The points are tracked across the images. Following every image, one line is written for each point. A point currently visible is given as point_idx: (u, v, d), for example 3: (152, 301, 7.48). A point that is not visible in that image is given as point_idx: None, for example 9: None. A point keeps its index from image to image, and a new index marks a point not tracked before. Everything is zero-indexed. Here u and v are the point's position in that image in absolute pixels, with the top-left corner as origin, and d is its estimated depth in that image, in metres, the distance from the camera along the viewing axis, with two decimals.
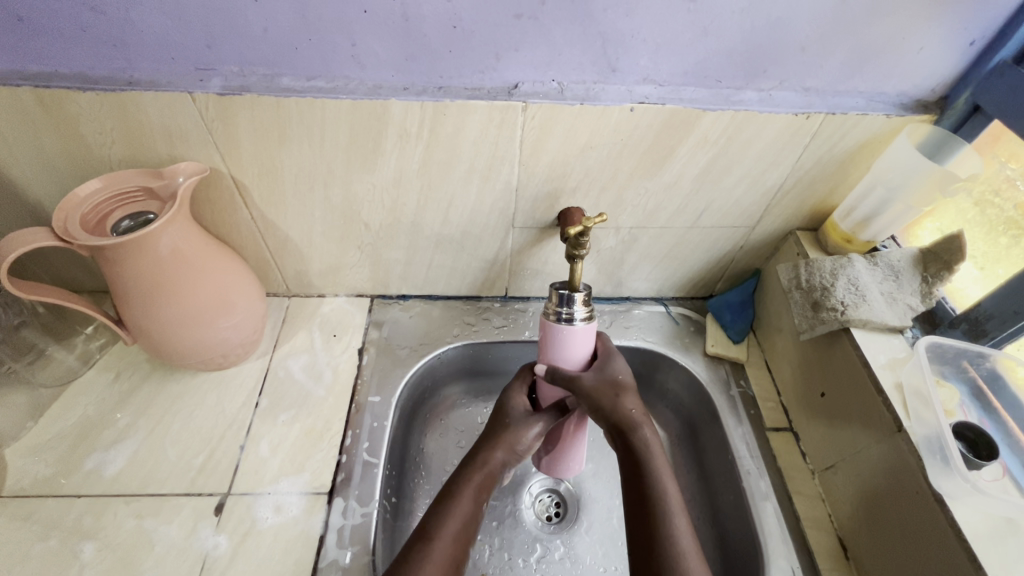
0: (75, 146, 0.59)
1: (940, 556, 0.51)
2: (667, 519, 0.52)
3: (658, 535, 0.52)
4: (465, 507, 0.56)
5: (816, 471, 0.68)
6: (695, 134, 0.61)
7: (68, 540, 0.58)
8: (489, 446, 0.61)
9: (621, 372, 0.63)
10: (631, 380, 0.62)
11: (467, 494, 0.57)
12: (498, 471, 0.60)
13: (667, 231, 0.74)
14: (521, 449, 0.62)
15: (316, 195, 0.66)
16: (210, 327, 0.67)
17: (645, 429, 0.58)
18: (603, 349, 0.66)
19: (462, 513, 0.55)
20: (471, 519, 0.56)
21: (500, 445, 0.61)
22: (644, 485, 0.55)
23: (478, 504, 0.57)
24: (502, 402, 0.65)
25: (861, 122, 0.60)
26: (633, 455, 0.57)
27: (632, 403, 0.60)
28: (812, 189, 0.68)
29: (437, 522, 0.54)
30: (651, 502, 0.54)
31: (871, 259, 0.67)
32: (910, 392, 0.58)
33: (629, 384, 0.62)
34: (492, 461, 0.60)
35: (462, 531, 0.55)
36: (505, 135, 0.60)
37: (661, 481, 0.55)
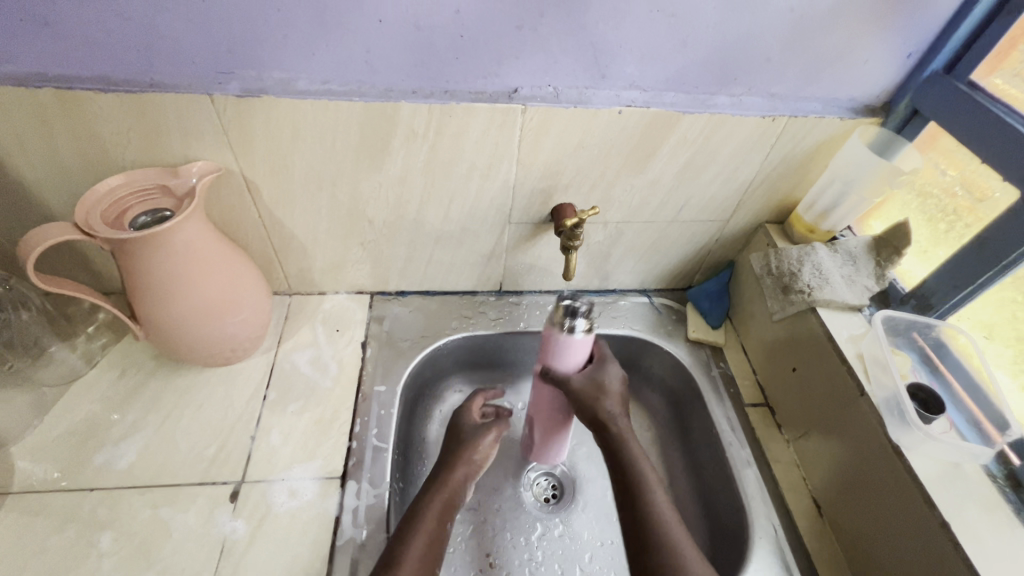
0: (89, 146, 0.60)
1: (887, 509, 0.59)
2: (649, 494, 0.60)
3: (643, 517, 0.58)
4: (432, 523, 0.60)
5: (791, 440, 0.74)
6: (675, 135, 0.67)
7: (85, 531, 0.59)
8: (452, 465, 0.66)
9: (610, 378, 0.67)
10: (617, 386, 0.66)
11: (435, 509, 0.61)
12: (459, 488, 0.65)
13: (650, 225, 0.80)
14: (480, 464, 0.68)
15: (324, 192, 0.69)
16: (220, 321, 0.69)
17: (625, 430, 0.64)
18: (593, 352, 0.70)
19: (428, 531, 0.59)
20: (440, 535, 0.60)
21: (460, 462, 0.67)
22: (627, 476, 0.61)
23: (445, 522, 0.61)
24: (455, 422, 0.72)
25: (820, 124, 0.68)
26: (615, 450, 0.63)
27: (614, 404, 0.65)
28: (779, 184, 0.76)
29: (404, 542, 0.57)
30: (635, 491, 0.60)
31: (832, 246, 0.75)
32: (870, 359, 0.65)
33: (615, 389, 0.66)
34: (454, 477, 0.65)
35: (429, 549, 0.58)
36: (505, 135, 0.65)
37: (642, 472, 0.61)
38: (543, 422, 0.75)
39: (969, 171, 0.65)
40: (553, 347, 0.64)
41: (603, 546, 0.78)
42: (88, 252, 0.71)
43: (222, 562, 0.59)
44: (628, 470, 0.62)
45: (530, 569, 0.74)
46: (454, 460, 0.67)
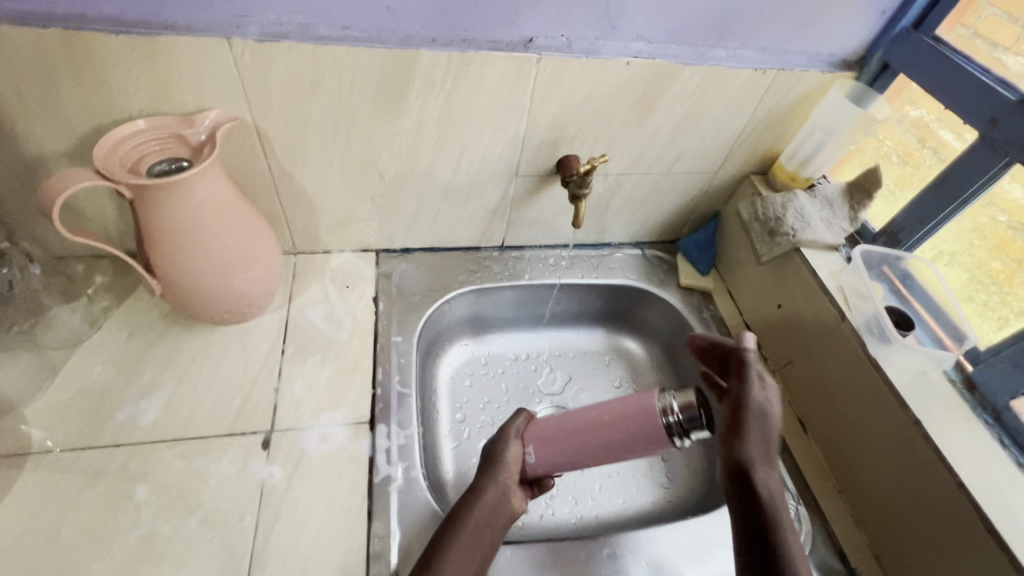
0: (95, 93, 0.58)
1: (927, 491, 0.60)
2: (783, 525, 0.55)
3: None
4: (466, 539, 0.57)
5: (776, 370, 0.82)
6: (676, 86, 0.72)
7: (117, 484, 0.59)
8: (482, 483, 0.62)
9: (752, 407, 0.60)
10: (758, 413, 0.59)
11: (467, 527, 0.58)
12: (495, 507, 0.61)
13: (647, 178, 0.85)
14: (511, 484, 0.63)
15: (337, 144, 0.69)
16: (237, 276, 0.69)
17: (762, 478, 0.57)
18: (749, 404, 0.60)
19: (460, 552, 0.56)
20: (480, 552, 0.57)
21: (487, 477, 0.62)
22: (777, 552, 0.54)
23: (479, 537, 0.58)
24: (495, 445, 0.66)
25: (803, 77, 0.74)
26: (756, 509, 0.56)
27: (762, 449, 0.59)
28: (763, 136, 0.82)
29: (441, 555, 0.55)
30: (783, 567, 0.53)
31: (812, 193, 0.82)
32: (850, 290, 0.73)
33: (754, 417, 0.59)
34: (488, 494, 0.61)
35: (467, 566, 0.55)
36: (519, 85, 0.67)
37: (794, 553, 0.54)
38: (550, 462, 0.65)
39: (905, 140, 0.77)
40: (645, 425, 0.59)
41: (611, 478, 0.83)
42: (84, 210, 0.68)
43: (263, 505, 0.60)
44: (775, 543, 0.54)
45: (546, 501, 0.79)
46: (484, 476, 0.63)
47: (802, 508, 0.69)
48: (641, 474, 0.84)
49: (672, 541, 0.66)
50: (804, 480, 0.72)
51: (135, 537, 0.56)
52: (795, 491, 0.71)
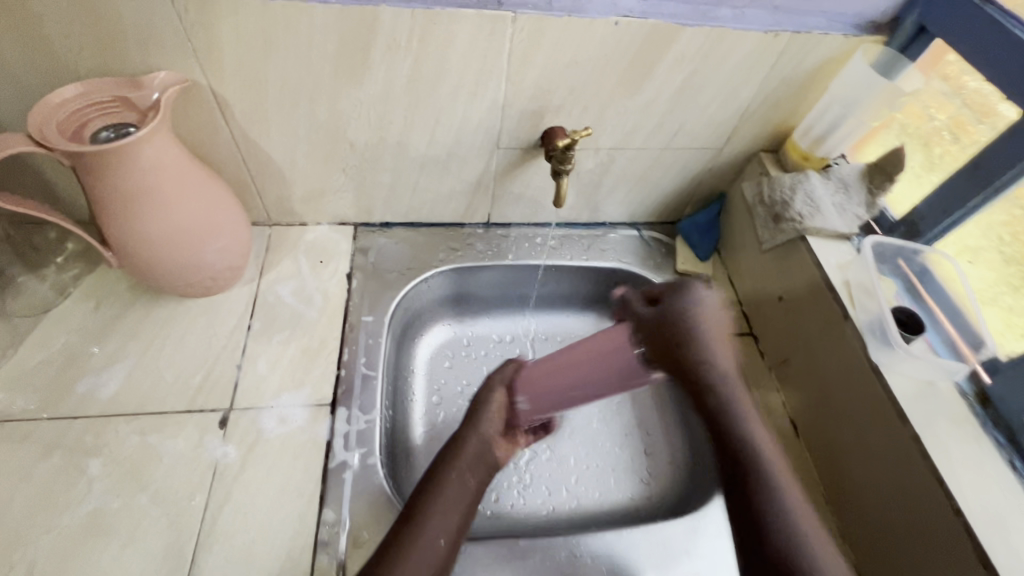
0: (37, 51, 0.55)
1: (910, 497, 0.56)
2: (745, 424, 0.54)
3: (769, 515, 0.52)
4: (452, 493, 0.58)
5: (773, 367, 0.76)
6: (674, 50, 0.64)
7: (73, 457, 0.59)
8: (464, 433, 0.64)
9: (696, 305, 0.52)
10: (694, 309, 0.52)
11: (454, 485, 0.59)
12: (478, 454, 0.63)
13: (643, 153, 0.78)
14: (492, 434, 0.64)
15: (300, 110, 0.65)
16: (197, 250, 0.66)
17: (721, 386, 0.54)
18: (682, 319, 0.52)
19: (450, 500, 0.57)
20: (466, 507, 0.58)
21: (471, 429, 0.64)
22: (750, 463, 0.54)
23: (464, 493, 0.59)
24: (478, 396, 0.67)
25: (822, 43, 0.65)
26: (717, 411, 0.55)
27: (720, 358, 0.53)
28: (776, 109, 0.74)
29: (423, 512, 0.55)
30: (755, 484, 0.53)
31: (825, 175, 0.74)
32: (857, 287, 0.66)
33: (698, 311, 0.52)
34: (469, 446, 0.62)
35: (452, 521, 0.56)
36: (494, 47, 0.61)
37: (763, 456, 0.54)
38: (544, 406, 0.67)
39: (958, 114, 0.66)
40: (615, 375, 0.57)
41: (588, 469, 0.79)
42: (47, 175, 0.67)
43: (215, 484, 0.59)
44: (744, 455, 0.54)
45: (518, 491, 0.76)
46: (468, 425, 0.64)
47: None
48: (621, 467, 0.80)
49: (635, 547, 0.63)
50: None
51: (86, 511, 0.56)
52: None
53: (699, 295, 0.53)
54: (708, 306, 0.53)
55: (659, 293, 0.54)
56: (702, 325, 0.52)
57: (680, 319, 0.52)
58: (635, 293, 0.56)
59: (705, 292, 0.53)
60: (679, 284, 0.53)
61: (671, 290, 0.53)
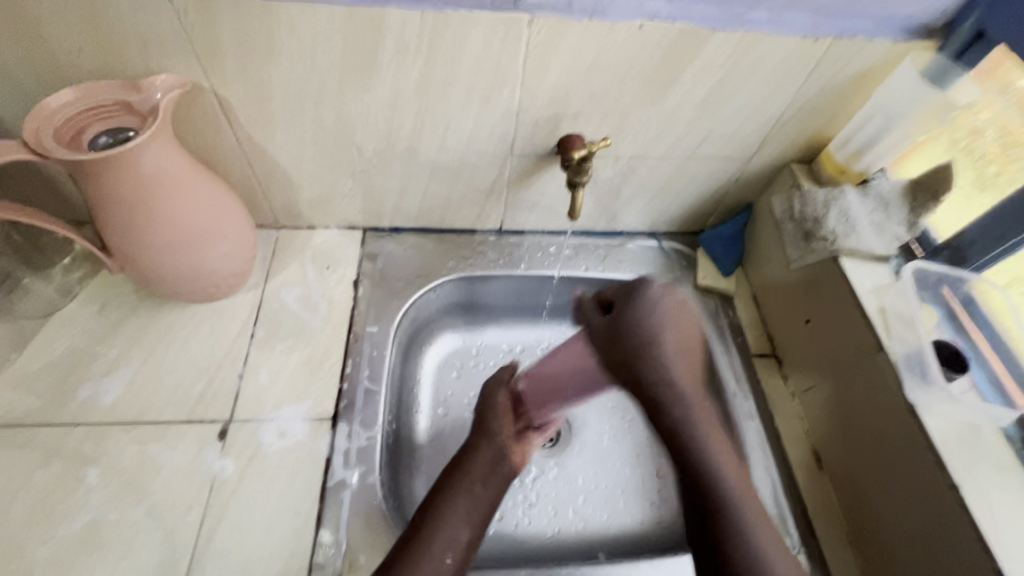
0: (35, 52, 0.53)
1: (939, 532, 0.53)
2: (699, 445, 0.58)
3: (726, 533, 0.55)
4: (461, 507, 0.58)
5: (797, 393, 0.72)
6: (702, 55, 0.59)
7: (71, 466, 0.58)
8: (478, 442, 0.65)
9: (652, 296, 0.58)
10: (645, 299, 0.58)
11: (461, 499, 0.59)
12: (493, 462, 0.64)
13: (666, 162, 0.73)
14: (507, 441, 0.66)
15: (306, 114, 0.62)
16: (200, 256, 0.64)
17: (676, 403, 0.58)
18: (638, 339, 0.57)
19: (461, 514, 0.58)
20: (476, 519, 0.58)
21: (485, 439, 0.65)
22: (701, 474, 0.57)
23: (475, 503, 0.60)
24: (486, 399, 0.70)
25: (866, 48, 0.60)
26: (670, 430, 0.59)
27: (676, 364, 0.58)
28: (811, 118, 0.68)
29: (431, 527, 0.56)
30: (709, 490, 0.57)
31: (863, 190, 0.69)
32: (893, 313, 0.62)
33: (647, 300, 0.58)
34: (483, 456, 0.63)
35: (461, 536, 0.56)
36: (508, 51, 0.57)
37: (719, 475, 0.57)
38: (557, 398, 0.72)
39: (1006, 120, 0.62)
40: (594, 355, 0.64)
41: (597, 489, 0.76)
42: (48, 172, 0.65)
43: (211, 500, 0.58)
44: (694, 459, 0.58)
45: (523, 510, 0.73)
46: (484, 434, 0.66)
47: (800, 555, 0.61)
48: (631, 489, 0.76)
49: None
50: (808, 523, 0.63)
51: (82, 523, 0.56)
52: (795, 535, 0.62)
53: (651, 297, 0.58)
54: (663, 301, 0.58)
55: (613, 297, 0.60)
56: (659, 321, 0.57)
57: (637, 337, 0.57)
58: (590, 300, 0.62)
59: (659, 292, 0.58)
60: (631, 286, 0.59)
61: (624, 293, 0.59)
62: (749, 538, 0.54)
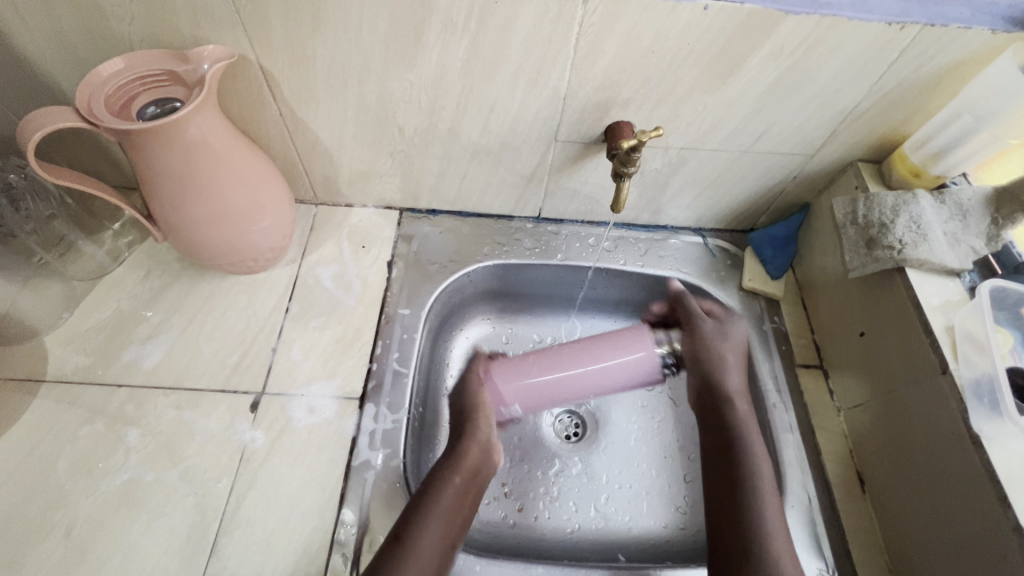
0: (91, 19, 0.54)
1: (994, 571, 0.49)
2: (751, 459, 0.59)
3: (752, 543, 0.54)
4: (444, 510, 0.56)
5: (842, 410, 0.68)
6: (771, 41, 0.54)
7: (113, 425, 0.61)
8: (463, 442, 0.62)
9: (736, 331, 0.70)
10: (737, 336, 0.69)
11: (444, 495, 0.57)
12: (475, 466, 0.61)
13: (719, 154, 0.69)
14: (490, 437, 0.63)
15: (349, 91, 0.61)
16: (239, 229, 0.64)
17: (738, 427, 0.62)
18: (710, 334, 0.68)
19: (440, 513, 0.55)
20: (456, 520, 0.56)
21: (462, 440, 0.62)
22: (741, 478, 0.58)
23: (460, 503, 0.57)
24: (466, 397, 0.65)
25: (960, 38, 0.54)
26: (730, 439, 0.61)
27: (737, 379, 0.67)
28: (886, 114, 0.63)
29: (418, 527, 0.53)
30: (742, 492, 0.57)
31: (938, 196, 0.63)
32: (962, 334, 0.57)
33: (733, 334, 0.69)
34: (468, 457, 0.61)
35: (441, 537, 0.54)
36: (560, 31, 0.54)
37: (758, 480, 0.58)
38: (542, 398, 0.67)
39: None
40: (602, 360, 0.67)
41: (620, 489, 0.74)
42: (102, 140, 0.67)
43: (241, 469, 0.59)
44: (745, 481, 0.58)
45: (544, 503, 0.72)
46: (471, 422, 0.63)
47: None
48: (657, 491, 0.74)
49: None
50: (845, 547, 0.60)
51: (121, 480, 0.58)
52: (831, 558, 0.59)
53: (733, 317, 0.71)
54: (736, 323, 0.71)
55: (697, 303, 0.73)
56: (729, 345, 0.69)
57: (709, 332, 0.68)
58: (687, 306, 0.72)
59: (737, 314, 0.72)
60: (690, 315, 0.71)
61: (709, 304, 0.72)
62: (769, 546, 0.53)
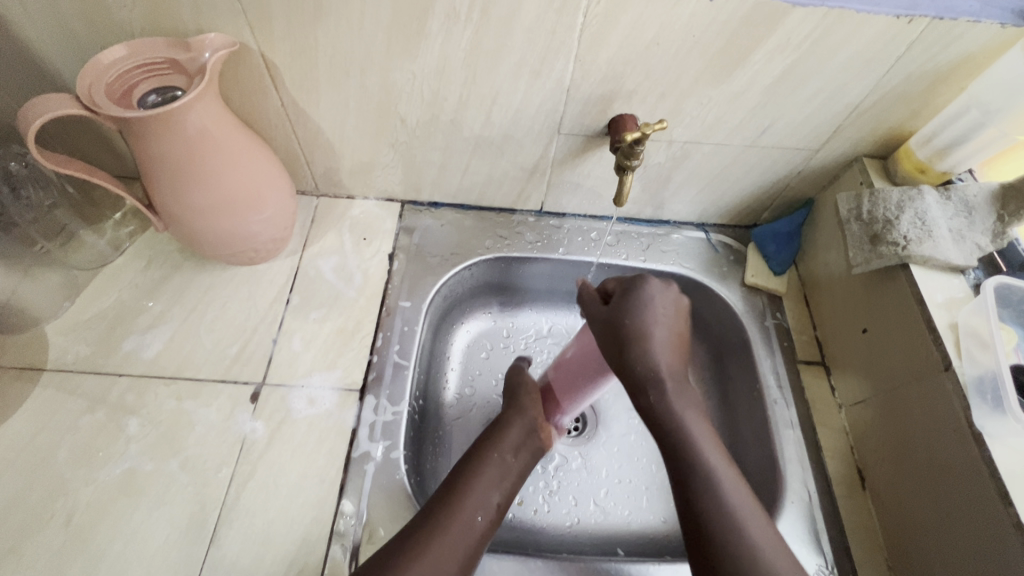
0: (92, 7, 0.53)
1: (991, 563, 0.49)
2: (699, 464, 0.49)
3: (712, 530, 0.47)
4: (488, 477, 0.54)
5: (844, 406, 0.68)
6: (778, 33, 0.54)
7: (114, 414, 0.61)
8: (510, 416, 0.60)
9: (656, 295, 0.51)
10: (649, 293, 0.51)
11: (493, 464, 0.55)
12: (527, 437, 0.59)
13: (723, 149, 0.68)
14: (537, 418, 0.61)
15: (351, 81, 0.61)
16: (240, 220, 0.64)
17: (654, 390, 0.50)
18: (629, 329, 0.50)
19: (488, 480, 0.54)
20: (507, 484, 0.55)
21: (516, 411, 0.61)
22: (686, 462, 0.49)
23: (507, 470, 0.56)
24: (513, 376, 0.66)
25: (969, 32, 0.53)
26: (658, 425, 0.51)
27: (662, 357, 0.51)
28: (891, 109, 0.62)
29: (462, 488, 0.53)
30: (690, 467, 0.49)
31: (944, 192, 0.63)
32: (967, 331, 0.56)
33: (655, 300, 0.51)
34: (514, 427, 0.59)
35: (492, 499, 0.53)
36: (564, 22, 0.54)
37: (698, 449, 0.50)
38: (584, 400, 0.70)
39: None
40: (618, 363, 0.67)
41: (620, 484, 0.74)
42: (101, 128, 0.67)
43: (241, 459, 0.59)
44: (683, 458, 0.49)
45: (544, 497, 0.72)
46: (514, 409, 0.61)
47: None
48: (656, 486, 0.74)
49: None
50: (844, 543, 0.60)
51: (122, 470, 0.58)
52: (830, 554, 0.59)
53: (648, 292, 0.52)
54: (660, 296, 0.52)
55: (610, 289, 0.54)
56: (655, 312, 0.51)
57: (628, 327, 0.50)
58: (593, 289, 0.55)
59: (654, 285, 0.52)
60: (631, 281, 0.53)
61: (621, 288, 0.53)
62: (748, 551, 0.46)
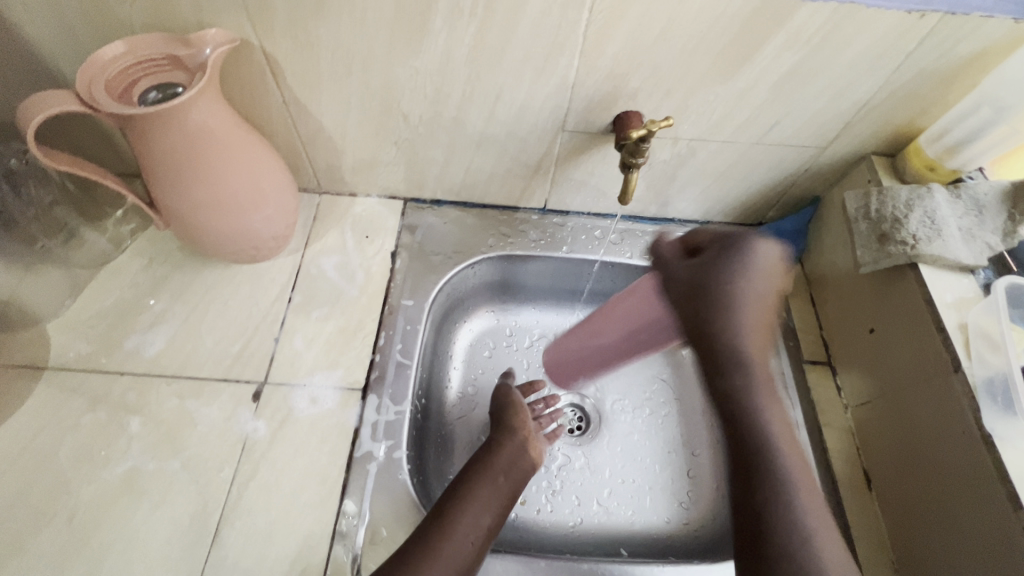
0: (92, 3, 0.53)
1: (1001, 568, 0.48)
2: (772, 452, 0.49)
3: (771, 514, 0.47)
4: (480, 498, 0.55)
5: (850, 407, 0.67)
6: (787, 29, 0.53)
7: (115, 413, 0.61)
8: (500, 438, 0.62)
9: (760, 257, 0.51)
10: (751, 260, 0.51)
11: (484, 486, 0.56)
12: (516, 458, 0.61)
13: (729, 146, 0.67)
14: (527, 436, 0.63)
15: (354, 77, 0.60)
16: (241, 218, 0.64)
17: (739, 365, 0.50)
18: (718, 292, 0.50)
19: (478, 503, 0.55)
20: (498, 506, 0.56)
21: (506, 433, 0.63)
22: (760, 445, 0.49)
23: (497, 492, 0.57)
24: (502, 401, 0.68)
25: (982, 27, 0.52)
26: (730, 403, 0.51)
27: (752, 330, 0.51)
28: (901, 106, 0.61)
29: (456, 509, 0.53)
30: (762, 452, 0.49)
31: (954, 190, 0.62)
32: (977, 332, 0.56)
33: (757, 265, 0.51)
34: (506, 449, 0.61)
35: (483, 521, 0.54)
36: (569, 18, 0.53)
37: (772, 438, 0.50)
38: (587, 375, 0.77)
39: None
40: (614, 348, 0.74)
41: (623, 483, 0.73)
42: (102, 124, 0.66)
43: (243, 459, 0.59)
44: (753, 443, 0.50)
45: (547, 497, 0.72)
46: (504, 431, 0.63)
47: None
48: (660, 485, 0.74)
49: None
50: (850, 545, 0.59)
51: (123, 469, 0.58)
52: None
53: (756, 257, 0.52)
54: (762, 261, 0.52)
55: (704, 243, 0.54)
56: (755, 278, 0.51)
57: (719, 289, 0.50)
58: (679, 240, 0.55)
59: (762, 247, 0.52)
60: (727, 237, 0.52)
61: (718, 246, 0.52)
62: (806, 536, 0.46)
